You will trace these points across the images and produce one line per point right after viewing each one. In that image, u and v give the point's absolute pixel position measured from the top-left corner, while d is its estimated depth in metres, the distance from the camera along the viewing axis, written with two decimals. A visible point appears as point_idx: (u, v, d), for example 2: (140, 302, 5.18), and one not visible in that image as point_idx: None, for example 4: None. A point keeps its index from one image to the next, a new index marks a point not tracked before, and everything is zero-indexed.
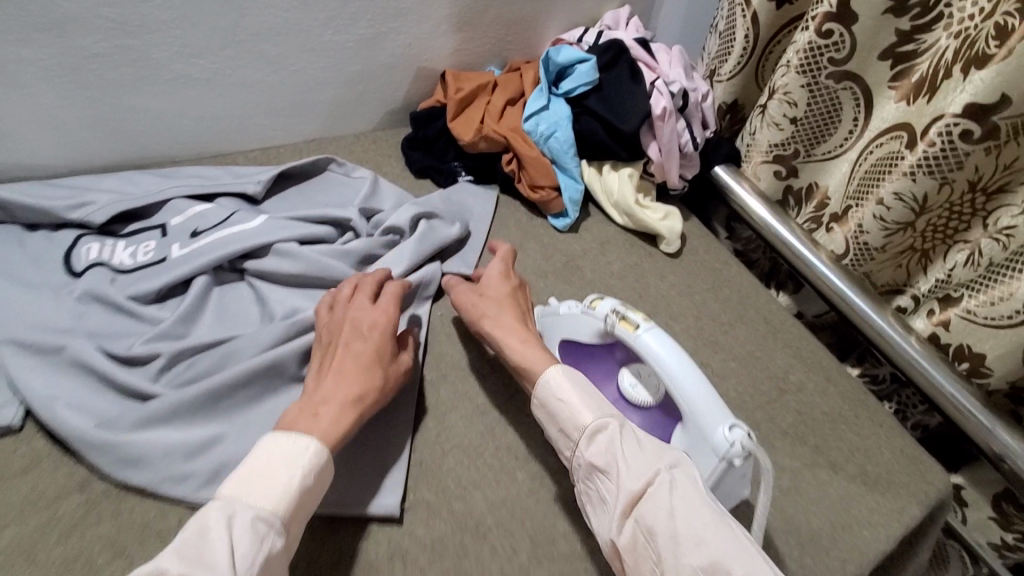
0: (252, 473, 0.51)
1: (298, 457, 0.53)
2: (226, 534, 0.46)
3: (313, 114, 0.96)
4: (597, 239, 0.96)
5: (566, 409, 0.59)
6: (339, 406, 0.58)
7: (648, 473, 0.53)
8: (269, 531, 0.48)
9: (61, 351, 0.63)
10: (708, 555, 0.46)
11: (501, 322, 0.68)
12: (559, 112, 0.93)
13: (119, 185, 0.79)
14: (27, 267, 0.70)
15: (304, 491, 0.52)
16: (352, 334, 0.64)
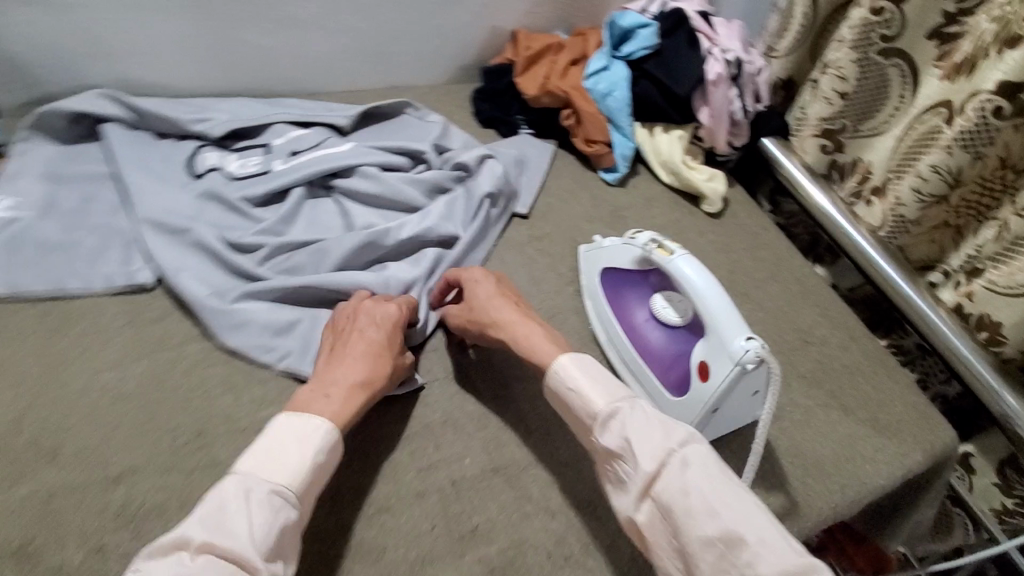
0: (264, 452, 0.53)
1: (309, 436, 0.55)
2: (244, 506, 0.50)
3: (395, 62, 1.07)
4: (644, 193, 1.03)
5: (576, 399, 0.62)
6: (349, 389, 0.61)
7: (663, 453, 0.56)
8: (284, 504, 0.51)
9: (185, 232, 0.75)
10: (722, 525, 0.51)
11: (501, 326, 0.70)
12: (618, 73, 1.01)
13: (233, 108, 0.92)
14: (159, 164, 0.83)
15: (317, 469, 0.55)
16: (361, 327, 0.67)
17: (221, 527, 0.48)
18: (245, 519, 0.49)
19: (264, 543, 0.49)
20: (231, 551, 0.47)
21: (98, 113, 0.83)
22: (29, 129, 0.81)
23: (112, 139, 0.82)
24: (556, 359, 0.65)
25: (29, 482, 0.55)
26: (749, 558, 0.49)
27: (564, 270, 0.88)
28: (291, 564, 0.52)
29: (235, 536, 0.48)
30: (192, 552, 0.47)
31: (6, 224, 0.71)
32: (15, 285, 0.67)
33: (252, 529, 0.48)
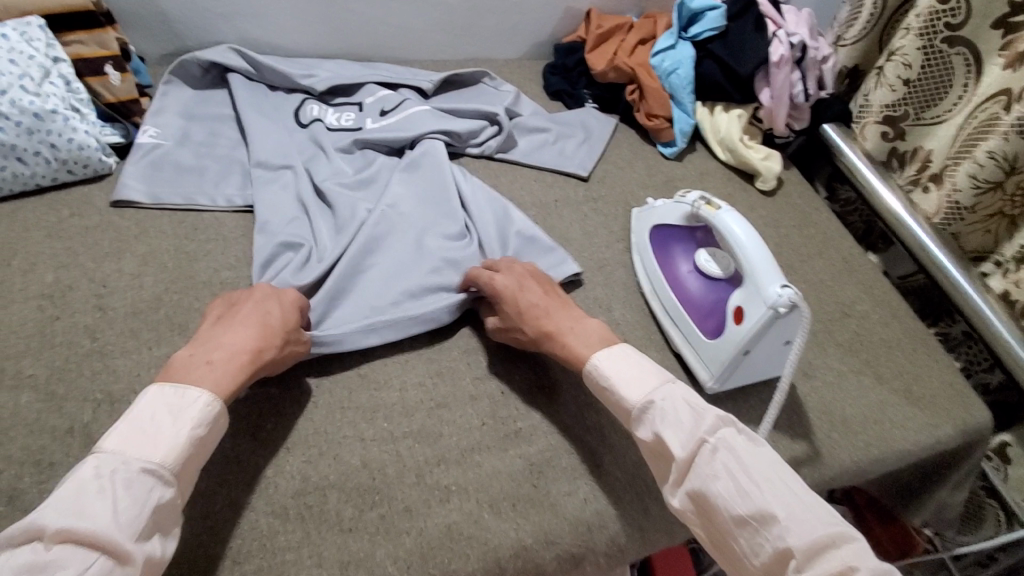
0: (135, 427, 0.51)
1: (188, 407, 0.54)
2: (113, 489, 0.48)
3: (477, 36, 1.17)
4: (698, 168, 1.08)
5: (613, 394, 0.64)
6: (233, 360, 0.60)
7: (694, 438, 0.57)
8: (158, 484, 0.50)
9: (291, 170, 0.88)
10: (753, 505, 0.53)
11: (541, 338, 0.71)
12: (684, 52, 1.07)
13: (335, 69, 1.05)
14: (272, 112, 0.96)
15: (195, 442, 0.53)
16: (252, 305, 0.65)
17: (84, 509, 0.46)
18: (106, 503, 0.47)
19: (135, 523, 0.47)
20: (93, 532, 0.45)
21: (224, 64, 0.97)
22: (171, 73, 0.95)
23: (235, 87, 0.96)
24: (593, 358, 0.67)
25: (164, 347, 0.69)
26: (780, 535, 0.51)
27: (617, 228, 0.95)
28: (169, 540, 0.51)
29: (97, 518, 0.46)
30: (44, 538, 0.44)
31: (152, 148, 0.86)
32: (158, 196, 0.81)
33: (119, 511, 0.47)
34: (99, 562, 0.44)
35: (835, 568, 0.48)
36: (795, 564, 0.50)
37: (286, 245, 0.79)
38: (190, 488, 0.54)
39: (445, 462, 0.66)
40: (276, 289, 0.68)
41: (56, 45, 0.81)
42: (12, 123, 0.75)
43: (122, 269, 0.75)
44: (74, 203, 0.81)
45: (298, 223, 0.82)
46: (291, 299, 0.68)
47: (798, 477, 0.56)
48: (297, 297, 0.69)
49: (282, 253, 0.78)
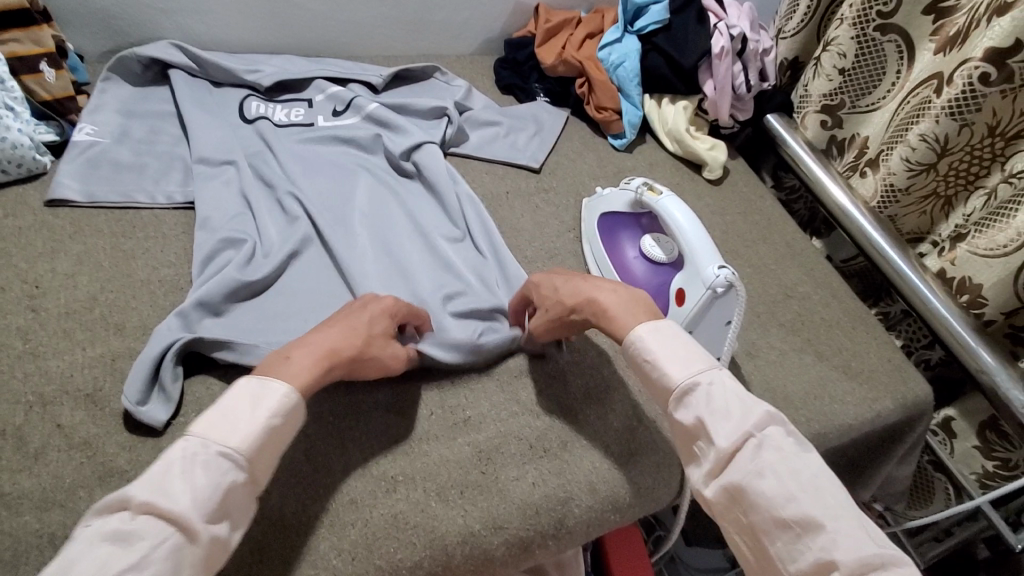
0: (222, 411, 0.50)
1: (267, 397, 0.52)
2: (191, 467, 0.46)
3: (427, 32, 1.18)
4: (648, 159, 1.10)
5: (654, 369, 0.58)
6: (313, 356, 0.58)
7: (741, 433, 0.53)
8: (233, 468, 0.48)
9: (231, 165, 0.86)
10: (800, 510, 0.48)
11: (581, 302, 0.66)
12: (630, 46, 1.09)
13: (282, 64, 1.03)
14: (213, 107, 0.94)
15: (271, 434, 0.51)
16: (352, 310, 0.65)
17: (164, 485, 0.45)
18: (184, 482, 0.45)
19: (210, 503, 0.46)
20: (169, 509, 0.44)
21: (165, 60, 0.96)
22: (110, 70, 0.93)
23: (177, 84, 0.94)
24: (634, 329, 0.61)
25: (100, 345, 0.67)
26: (827, 548, 0.46)
27: (567, 219, 0.96)
28: (240, 527, 0.49)
29: (176, 496, 0.45)
30: (128, 510, 0.44)
31: (88, 146, 0.84)
32: (93, 194, 0.79)
33: (197, 490, 0.45)
34: (172, 541, 0.43)
35: None
36: None
37: (229, 246, 0.77)
38: (268, 475, 0.52)
39: (393, 452, 0.66)
40: (378, 298, 0.67)
41: None
42: None
43: (56, 269, 0.73)
44: (7, 203, 0.78)
45: (239, 222, 0.80)
46: (391, 310, 0.67)
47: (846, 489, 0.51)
48: (395, 307, 0.68)
49: (225, 253, 0.76)
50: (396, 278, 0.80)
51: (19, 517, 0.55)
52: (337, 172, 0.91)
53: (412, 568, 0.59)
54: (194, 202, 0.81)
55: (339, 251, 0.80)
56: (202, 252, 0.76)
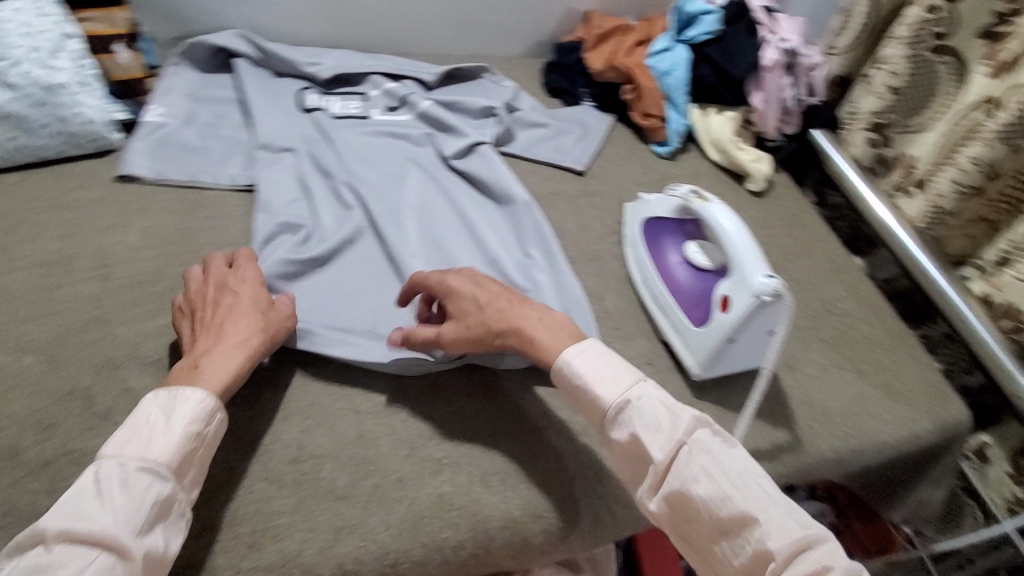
0: (130, 430, 0.53)
1: (180, 406, 0.55)
2: (109, 490, 0.49)
3: (479, 32, 1.21)
4: (692, 167, 1.11)
5: (586, 392, 0.61)
6: (218, 355, 0.61)
7: (674, 443, 0.57)
8: (155, 481, 0.51)
9: (292, 154, 0.90)
10: (734, 508, 0.54)
11: (507, 330, 0.65)
12: (679, 55, 1.10)
13: (340, 57, 1.06)
14: (274, 96, 0.98)
15: (190, 437, 0.54)
16: (228, 297, 0.66)
17: (80, 512, 0.48)
18: (103, 505, 0.49)
19: (134, 518, 0.49)
20: (93, 533, 0.47)
21: (231, 49, 0.99)
22: (179, 56, 0.97)
23: (241, 72, 0.98)
24: (562, 356, 0.63)
25: (165, 316, 0.70)
26: (762, 538, 0.53)
27: (610, 222, 0.97)
28: (177, 535, 0.53)
29: (96, 517, 0.48)
30: (48, 542, 0.47)
31: (157, 126, 0.87)
32: (160, 172, 0.83)
33: (118, 509, 0.49)
34: (101, 562, 0.46)
35: (813, 569, 0.51)
36: (774, 566, 0.52)
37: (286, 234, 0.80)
38: (197, 481, 0.55)
39: (436, 436, 0.67)
40: (234, 275, 0.68)
41: (69, 22, 0.82)
42: (23, 94, 0.77)
43: (125, 241, 0.76)
44: (79, 175, 0.82)
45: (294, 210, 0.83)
46: (258, 278, 0.70)
47: (770, 477, 0.57)
48: (258, 276, 0.70)
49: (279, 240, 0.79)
50: (443, 270, 0.82)
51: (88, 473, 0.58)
52: (388, 163, 0.93)
53: (456, 548, 0.61)
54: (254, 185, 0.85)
55: (392, 242, 0.82)
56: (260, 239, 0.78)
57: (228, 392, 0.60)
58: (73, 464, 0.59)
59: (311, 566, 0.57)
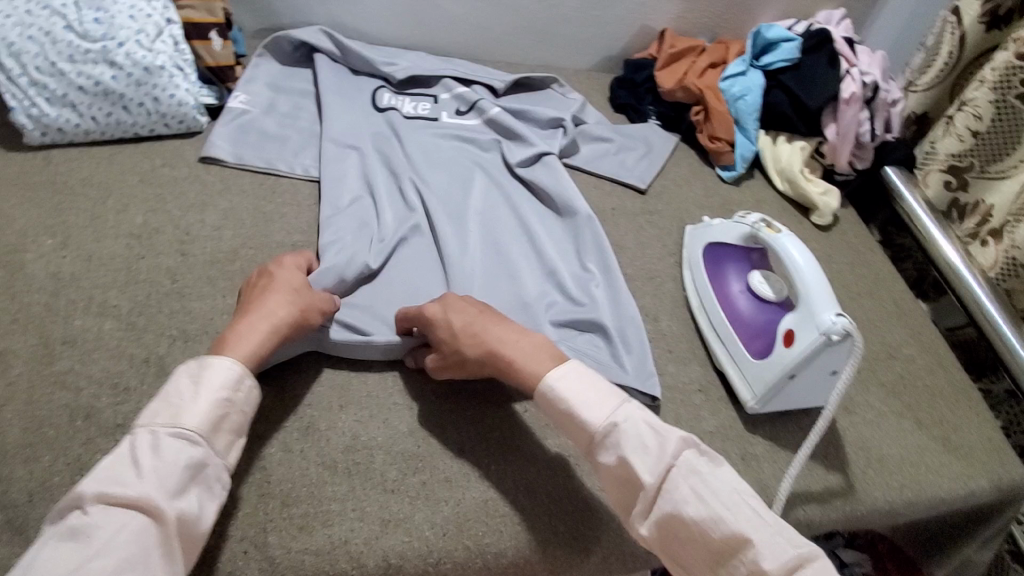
0: (162, 400, 0.54)
1: (207, 374, 0.55)
2: (142, 457, 0.50)
3: (551, 43, 1.22)
4: (755, 195, 1.10)
5: (573, 416, 0.61)
6: (244, 328, 0.60)
7: (664, 465, 0.57)
8: (188, 447, 0.52)
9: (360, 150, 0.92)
10: (727, 529, 0.54)
11: (486, 357, 0.65)
12: (754, 79, 1.08)
13: (415, 59, 1.09)
14: (348, 93, 1.00)
15: (221, 403, 0.55)
16: (262, 280, 0.67)
17: (115, 477, 0.49)
18: (137, 470, 0.49)
19: (168, 483, 0.50)
20: (128, 497, 0.48)
21: (314, 44, 1.02)
22: (265, 48, 1.01)
23: (321, 67, 1.01)
24: (545, 379, 0.62)
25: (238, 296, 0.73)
26: (755, 559, 0.52)
27: (669, 243, 0.96)
28: (214, 500, 0.53)
29: (133, 482, 0.49)
30: (85, 507, 0.47)
31: (241, 113, 0.91)
32: (241, 156, 0.87)
33: (153, 474, 0.50)
34: (137, 523, 0.47)
35: None
36: None
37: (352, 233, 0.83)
38: (231, 448, 0.56)
39: (486, 440, 0.67)
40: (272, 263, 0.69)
41: (171, 8, 0.86)
42: (124, 72, 0.81)
43: (204, 221, 0.79)
44: (166, 154, 0.86)
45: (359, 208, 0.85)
46: (296, 265, 0.71)
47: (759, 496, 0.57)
48: (295, 263, 0.71)
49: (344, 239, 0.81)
50: (501, 277, 0.82)
51: None
52: (454, 167, 0.95)
53: (497, 555, 0.61)
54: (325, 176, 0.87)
55: (451, 245, 0.83)
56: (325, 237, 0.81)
57: (252, 363, 0.59)
58: None
59: (357, 556, 0.58)
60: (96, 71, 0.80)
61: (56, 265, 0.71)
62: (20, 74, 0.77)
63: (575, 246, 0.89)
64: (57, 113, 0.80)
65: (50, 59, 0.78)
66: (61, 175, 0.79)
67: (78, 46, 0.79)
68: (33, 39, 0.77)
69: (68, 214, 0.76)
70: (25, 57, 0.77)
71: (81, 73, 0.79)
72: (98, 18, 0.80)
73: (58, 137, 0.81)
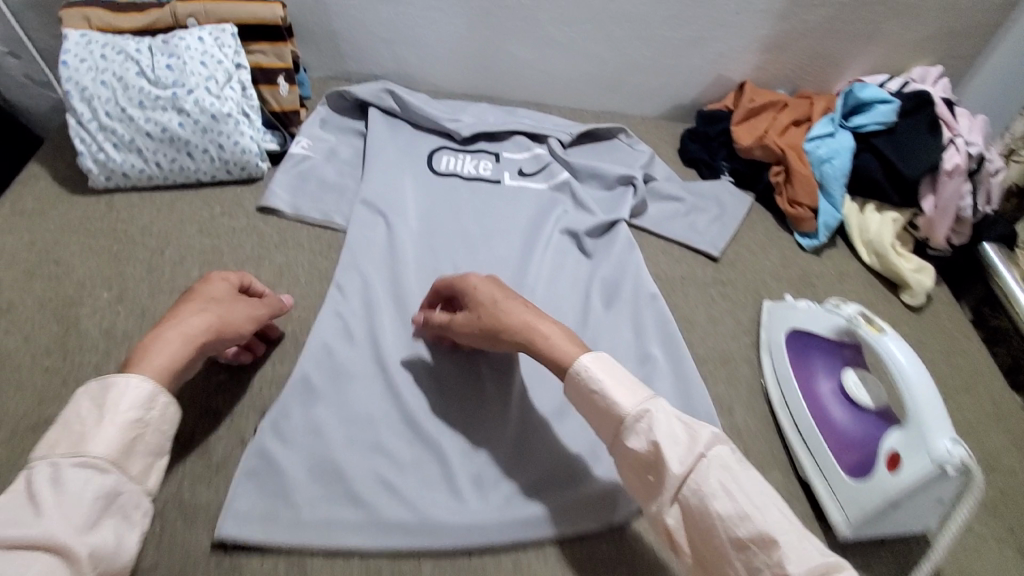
0: (61, 428, 0.48)
1: (114, 392, 0.49)
2: (43, 492, 0.44)
3: (619, 90, 1.16)
4: (837, 267, 1.01)
5: (603, 400, 0.58)
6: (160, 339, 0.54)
7: (693, 455, 0.54)
8: (96, 478, 0.46)
9: (421, 216, 0.90)
10: (755, 527, 0.50)
11: (521, 329, 0.63)
12: (843, 141, 1.00)
13: (477, 113, 1.06)
14: (408, 150, 0.98)
15: (130, 425, 0.49)
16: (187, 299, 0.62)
17: (14, 517, 0.43)
18: (36, 508, 0.43)
19: (81, 518, 0.45)
20: (28, 537, 0.42)
21: (374, 102, 1.01)
22: (326, 101, 1.01)
23: (378, 124, 0.99)
24: (577, 360, 0.60)
25: (290, 364, 0.71)
26: (780, 560, 0.48)
27: (743, 320, 0.89)
28: (133, 535, 0.48)
29: (41, 518, 0.43)
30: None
31: (303, 160, 0.90)
32: (305, 207, 0.85)
33: (59, 511, 0.44)
34: (42, 564, 0.41)
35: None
36: None
37: (395, 291, 0.79)
38: (145, 478, 0.50)
39: (540, 551, 0.61)
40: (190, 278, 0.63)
41: (242, 52, 0.84)
42: (190, 120, 0.79)
43: (260, 278, 0.77)
44: (226, 201, 0.84)
45: (408, 265, 0.82)
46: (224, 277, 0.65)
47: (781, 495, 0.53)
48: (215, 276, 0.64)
49: (393, 302, 0.78)
50: None
51: (192, 529, 0.57)
52: (513, 235, 0.91)
53: None
54: (383, 241, 0.84)
55: None
56: (366, 288, 0.77)
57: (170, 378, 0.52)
58: (183, 514, 0.58)
59: None
60: (164, 118, 0.78)
61: (109, 322, 0.69)
62: (90, 119, 0.76)
63: (643, 324, 0.83)
64: (123, 159, 0.78)
65: (119, 105, 0.77)
66: (123, 222, 0.78)
67: (148, 93, 0.77)
68: (105, 84, 0.76)
69: (127, 265, 0.74)
70: (95, 102, 0.76)
71: (148, 119, 0.78)
72: (170, 64, 0.78)
73: (122, 182, 0.80)
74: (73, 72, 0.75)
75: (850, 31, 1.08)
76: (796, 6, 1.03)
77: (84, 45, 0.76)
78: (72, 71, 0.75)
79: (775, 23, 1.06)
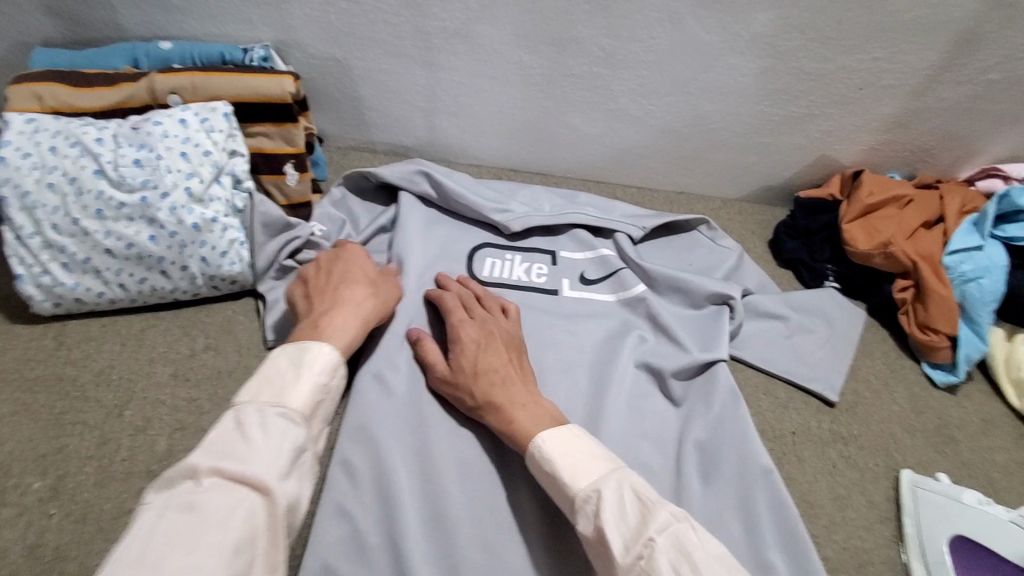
0: (263, 380, 0.48)
1: (302, 356, 0.52)
2: (252, 431, 0.43)
3: (698, 170, 0.94)
4: (980, 413, 0.80)
5: (554, 481, 0.52)
6: (338, 319, 0.59)
7: (639, 539, 0.45)
8: (291, 426, 0.45)
9: None
10: None
11: (492, 405, 0.60)
12: (994, 256, 0.80)
13: (526, 199, 0.86)
14: (443, 251, 0.78)
15: (319, 392, 0.50)
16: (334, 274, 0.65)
17: (229, 449, 0.42)
18: (248, 443, 0.43)
19: (280, 462, 0.43)
20: (241, 473, 0.41)
21: (407, 187, 0.81)
22: (346, 182, 0.82)
23: (408, 216, 0.79)
24: (536, 438, 0.55)
25: None
26: None
27: (877, 498, 0.70)
28: (309, 484, 0.46)
29: (249, 460, 0.42)
30: (197, 480, 0.40)
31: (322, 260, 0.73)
32: None
33: (269, 452, 0.43)
34: (250, 505, 0.40)
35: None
36: None
37: (425, 475, 0.60)
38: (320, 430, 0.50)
39: None
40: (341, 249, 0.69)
41: (237, 137, 0.68)
42: (165, 233, 0.64)
43: None
44: (213, 328, 0.69)
45: (440, 435, 0.63)
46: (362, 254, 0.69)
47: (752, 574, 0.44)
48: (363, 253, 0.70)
49: (422, 490, 0.60)
50: None
51: None
52: (579, 371, 0.72)
53: None
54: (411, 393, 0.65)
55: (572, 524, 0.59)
56: (382, 473, 0.59)
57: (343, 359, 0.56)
58: None
59: None
60: (131, 230, 0.63)
61: (39, 532, 0.54)
62: (32, 233, 0.62)
63: (754, 513, 0.63)
64: (75, 282, 0.64)
65: (71, 215, 0.62)
66: (72, 366, 0.64)
67: (109, 198, 0.63)
68: (53, 187, 0.62)
69: (70, 435, 0.60)
70: (40, 211, 0.62)
71: (109, 232, 0.63)
72: (139, 159, 0.63)
73: (73, 307, 0.66)
74: (11, 172, 0.61)
75: (996, 112, 0.85)
76: (936, 81, 0.81)
77: (29, 134, 0.62)
78: (10, 169, 0.61)
79: (905, 100, 0.83)
